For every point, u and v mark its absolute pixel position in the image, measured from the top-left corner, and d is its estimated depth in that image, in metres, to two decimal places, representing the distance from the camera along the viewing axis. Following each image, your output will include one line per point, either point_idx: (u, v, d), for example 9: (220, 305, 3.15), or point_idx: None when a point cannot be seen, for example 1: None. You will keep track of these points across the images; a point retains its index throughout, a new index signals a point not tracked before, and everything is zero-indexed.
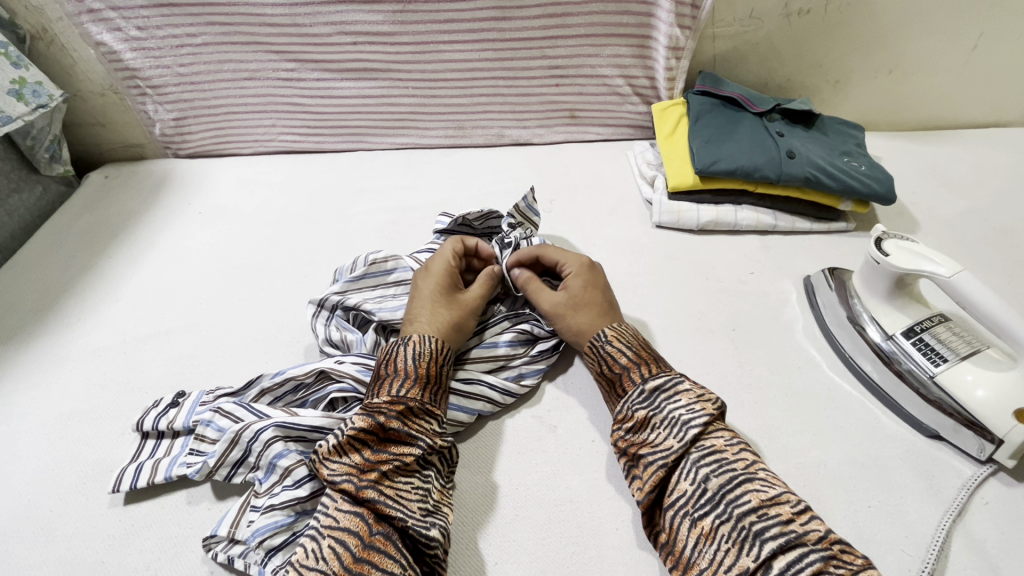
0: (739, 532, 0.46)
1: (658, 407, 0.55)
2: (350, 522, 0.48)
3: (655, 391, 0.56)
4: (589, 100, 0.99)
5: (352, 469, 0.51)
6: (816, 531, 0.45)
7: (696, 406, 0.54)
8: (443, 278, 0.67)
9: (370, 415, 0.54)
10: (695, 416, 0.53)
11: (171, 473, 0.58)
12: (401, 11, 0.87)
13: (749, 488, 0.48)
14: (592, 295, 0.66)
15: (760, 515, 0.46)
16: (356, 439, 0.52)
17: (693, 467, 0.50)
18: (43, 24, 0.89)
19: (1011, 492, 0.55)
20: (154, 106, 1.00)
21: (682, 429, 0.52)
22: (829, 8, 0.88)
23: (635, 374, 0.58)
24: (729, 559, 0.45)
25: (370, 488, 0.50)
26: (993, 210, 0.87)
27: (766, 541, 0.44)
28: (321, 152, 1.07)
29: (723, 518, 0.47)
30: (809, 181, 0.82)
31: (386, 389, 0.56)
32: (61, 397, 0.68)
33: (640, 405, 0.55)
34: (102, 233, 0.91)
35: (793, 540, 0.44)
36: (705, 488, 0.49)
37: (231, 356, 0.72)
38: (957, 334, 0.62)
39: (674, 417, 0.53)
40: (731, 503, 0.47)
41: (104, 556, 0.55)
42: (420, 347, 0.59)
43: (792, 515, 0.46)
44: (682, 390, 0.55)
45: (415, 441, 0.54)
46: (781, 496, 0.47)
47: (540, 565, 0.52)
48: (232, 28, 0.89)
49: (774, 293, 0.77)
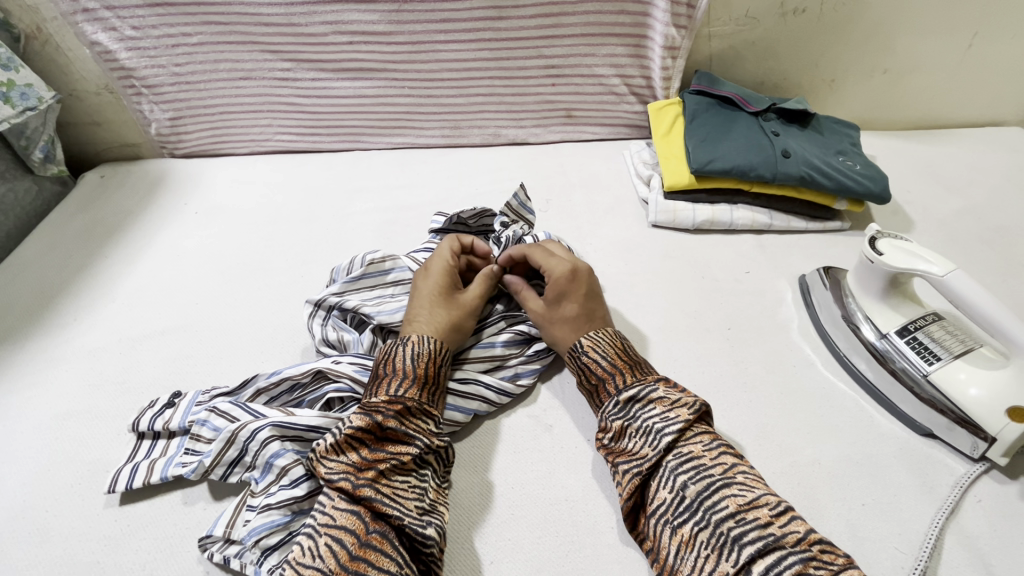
0: (717, 540, 0.45)
1: (632, 417, 0.55)
2: (346, 520, 0.48)
3: (630, 402, 0.56)
4: (586, 99, 0.99)
5: (350, 467, 0.51)
6: (795, 534, 0.44)
7: (671, 415, 0.54)
8: (442, 279, 0.67)
9: (368, 414, 0.54)
10: (669, 424, 0.53)
11: (167, 473, 0.58)
12: (397, 11, 0.87)
13: (726, 494, 0.47)
14: (569, 308, 0.65)
15: (738, 521, 0.45)
16: (353, 438, 0.52)
17: (670, 475, 0.50)
18: (38, 23, 0.88)
19: (1003, 490, 0.56)
20: (150, 105, 0.99)
21: (656, 437, 0.52)
22: (824, 7, 0.88)
23: (610, 385, 0.58)
24: (709, 565, 0.45)
25: (367, 487, 0.50)
26: (987, 210, 0.87)
27: (743, 547, 0.44)
28: (317, 152, 1.07)
29: (701, 526, 0.47)
30: (804, 180, 0.82)
31: (385, 389, 0.56)
32: (56, 398, 0.68)
33: (616, 416, 0.56)
34: (98, 233, 0.91)
35: (771, 544, 0.44)
36: (683, 496, 0.49)
37: (228, 355, 0.72)
38: (951, 333, 0.62)
39: (647, 426, 0.54)
40: (710, 510, 0.47)
41: (99, 556, 0.55)
42: (418, 348, 0.59)
43: (770, 518, 0.45)
44: (657, 398, 0.55)
45: (413, 440, 0.54)
46: (760, 499, 0.47)
47: (535, 565, 0.52)
48: (228, 27, 0.89)
49: (769, 292, 0.77)
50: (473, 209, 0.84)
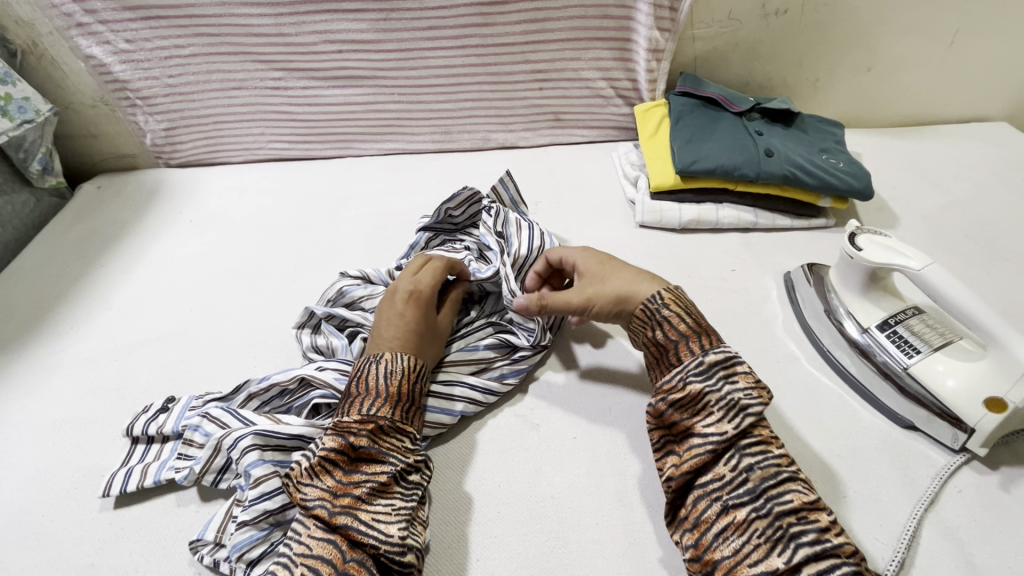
0: (774, 531, 0.45)
1: (715, 384, 0.53)
2: (323, 550, 0.47)
3: (714, 365, 0.54)
4: (572, 102, 1.01)
5: (326, 493, 0.50)
6: (850, 546, 0.45)
7: (753, 391, 0.52)
8: (411, 315, 0.64)
9: (341, 434, 0.53)
10: (753, 401, 0.51)
11: (160, 477, 0.59)
12: (385, 19, 0.89)
13: (791, 488, 0.48)
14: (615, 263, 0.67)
15: (799, 519, 0.46)
16: (327, 461, 0.51)
17: (735, 454, 0.50)
18: (33, 39, 0.90)
19: (984, 481, 0.56)
20: (145, 116, 1.01)
21: (739, 415, 0.51)
22: (805, 8, 0.89)
23: (693, 345, 0.56)
24: (757, 554, 0.45)
25: (343, 514, 0.49)
26: (972, 204, 0.88)
27: (800, 546, 0.44)
28: (310, 159, 1.09)
29: (760, 513, 0.47)
30: (788, 178, 0.83)
31: (357, 407, 0.55)
32: (53, 405, 0.69)
33: (698, 377, 0.54)
34: (95, 242, 0.92)
35: (828, 550, 0.44)
36: (746, 478, 0.48)
37: (221, 360, 0.74)
38: (931, 327, 0.63)
39: (731, 400, 0.52)
40: (772, 500, 0.47)
41: (94, 559, 0.56)
42: (392, 365, 0.58)
43: (828, 524, 0.46)
44: (741, 372, 0.54)
45: (388, 459, 0.53)
46: (820, 502, 0.48)
47: (521, 560, 0.53)
48: (218, 39, 0.91)
49: (755, 289, 0.78)
50: (464, 195, 0.80)
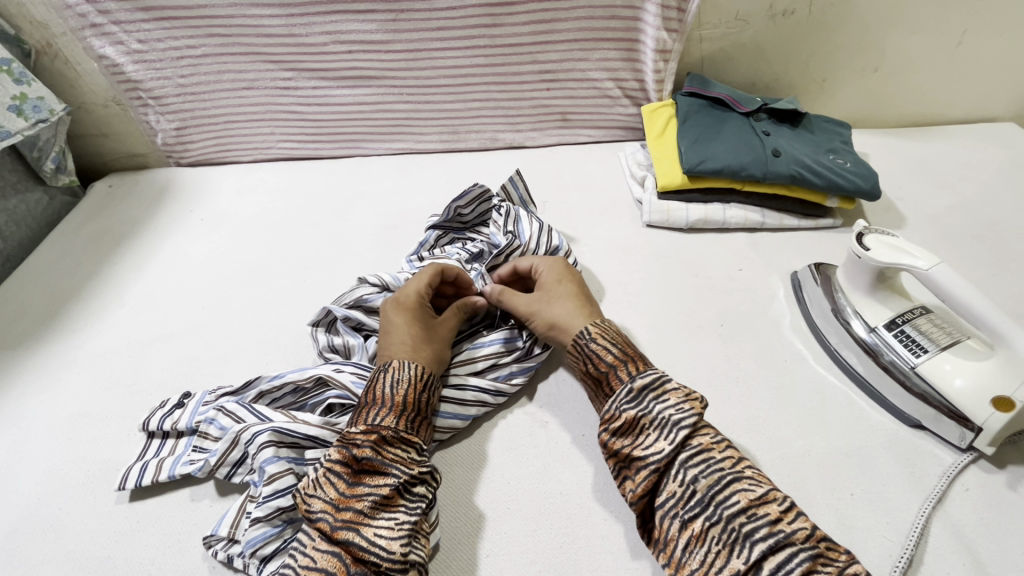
0: (728, 535, 0.46)
1: (647, 408, 0.54)
2: (326, 562, 0.47)
3: (644, 390, 0.55)
4: (580, 103, 1.01)
5: (329, 506, 0.50)
6: (803, 530, 0.46)
7: (685, 405, 0.53)
8: (413, 325, 0.64)
9: (345, 446, 0.53)
10: (685, 415, 0.52)
11: (175, 472, 0.60)
12: (394, 20, 0.90)
13: (737, 489, 0.48)
14: (566, 287, 0.68)
15: (749, 517, 0.47)
16: (331, 473, 0.52)
17: (680, 469, 0.50)
18: (47, 39, 0.91)
19: (991, 479, 0.57)
20: (156, 116, 1.02)
21: (673, 431, 0.51)
22: (813, 9, 0.89)
23: (622, 372, 0.58)
24: (720, 561, 0.46)
25: (346, 529, 0.49)
26: (979, 205, 0.88)
27: (755, 543, 0.45)
28: (318, 159, 1.10)
29: (713, 521, 0.47)
30: (795, 178, 0.83)
31: (364, 418, 0.56)
32: (67, 400, 0.70)
33: (628, 405, 0.55)
34: (107, 241, 0.93)
35: (782, 540, 0.45)
36: (694, 489, 0.49)
37: (233, 357, 0.75)
38: (938, 326, 0.63)
39: (664, 418, 0.53)
40: (720, 505, 0.48)
41: (110, 551, 0.57)
42: (399, 375, 0.59)
43: (779, 514, 0.46)
44: (670, 390, 0.55)
45: (390, 470, 0.53)
46: (768, 495, 0.48)
47: (530, 555, 0.54)
48: (230, 39, 0.92)
49: (762, 288, 0.78)
50: (473, 191, 0.82)
